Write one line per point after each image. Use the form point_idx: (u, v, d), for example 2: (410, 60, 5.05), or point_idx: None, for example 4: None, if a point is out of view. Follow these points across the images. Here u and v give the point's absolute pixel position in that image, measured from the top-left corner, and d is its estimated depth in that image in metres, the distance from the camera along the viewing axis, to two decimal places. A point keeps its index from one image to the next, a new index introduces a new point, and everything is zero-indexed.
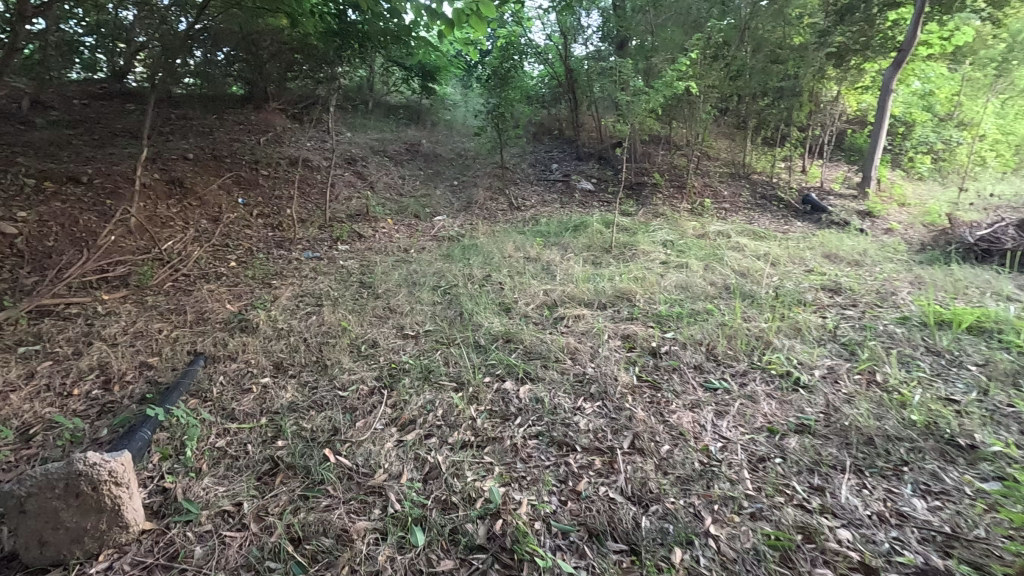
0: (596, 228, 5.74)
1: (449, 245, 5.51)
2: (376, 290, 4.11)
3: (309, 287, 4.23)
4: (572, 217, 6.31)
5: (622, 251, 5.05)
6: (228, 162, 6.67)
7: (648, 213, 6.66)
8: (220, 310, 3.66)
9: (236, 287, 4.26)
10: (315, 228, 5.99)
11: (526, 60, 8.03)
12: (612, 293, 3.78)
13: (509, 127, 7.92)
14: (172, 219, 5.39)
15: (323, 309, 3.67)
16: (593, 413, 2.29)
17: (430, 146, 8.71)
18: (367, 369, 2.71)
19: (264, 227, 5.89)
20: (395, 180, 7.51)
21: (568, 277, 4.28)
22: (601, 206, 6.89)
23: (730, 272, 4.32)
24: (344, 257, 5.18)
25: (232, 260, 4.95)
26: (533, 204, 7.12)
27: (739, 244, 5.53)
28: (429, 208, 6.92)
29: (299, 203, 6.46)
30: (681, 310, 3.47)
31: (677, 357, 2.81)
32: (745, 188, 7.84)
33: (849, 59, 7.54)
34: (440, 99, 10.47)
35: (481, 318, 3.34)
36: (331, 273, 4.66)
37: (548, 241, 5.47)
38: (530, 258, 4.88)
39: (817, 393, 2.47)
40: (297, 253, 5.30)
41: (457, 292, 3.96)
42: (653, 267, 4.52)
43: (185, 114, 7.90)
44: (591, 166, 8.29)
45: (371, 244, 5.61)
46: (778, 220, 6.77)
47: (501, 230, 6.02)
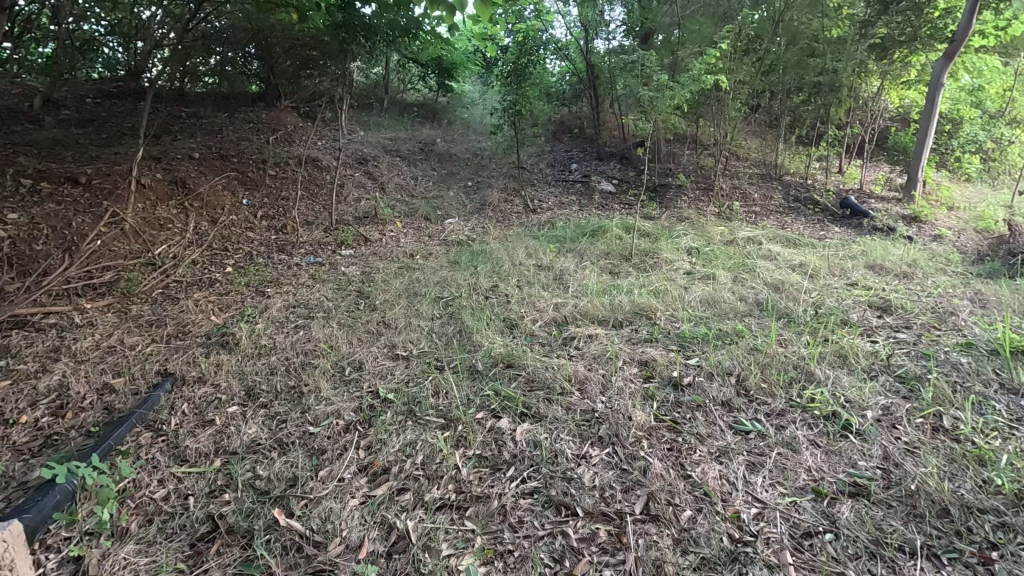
0: (615, 234, 5.36)
1: (458, 250, 5.20)
2: (373, 301, 3.81)
3: (303, 296, 3.95)
4: (591, 221, 5.94)
5: (643, 260, 4.67)
6: (234, 162, 6.47)
7: (672, 217, 6.24)
8: (203, 323, 3.39)
9: (226, 296, 4.00)
10: (320, 230, 5.74)
11: (545, 56, 7.69)
12: (629, 309, 3.41)
13: (526, 125, 7.57)
14: (171, 221, 5.18)
15: (312, 323, 3.38)
16: (600, 463, 1.93)
17: (445, 145, 8.42)
18: (346, 398, 2.40)
19: (267, 230, 5.66)
20: (407, 181, 7.23)
21: (582, 289, 3.91)
22: (622, 209, 6.49)
23: (763, 285, 3.91)
24: (347, 263, 4.90)
25: (229, 265, 4.72)
26: (550, 206, 6.75)
27: (771, 252, 5.09)
28: (441, 210, 6.62)
29: (305, 205, 6.22)
30: (706, 331, 3.08)
31: (701, 390, 2.43)
32: (777, 190, 7.34)
33: (892, 52, 6.90)
34: (457, 97, 10.19)
35: (481, 337, 3.00)
36: (330, 280, 4.37)
37: (563, 247, 5.11)
38: (542, 267, 4.53)
39: (872, 441, 2.07)
40: (298, 258, 5.04)
41: (459, 305, 3.64)
42: (676, 278, 4.12)
43: (197, 113, 7.75)
44: (612, 166, 7.88)
45: (377, 249, 5.32)
46: (814, 225, 6.28)
47: (514, 234, 5.68)
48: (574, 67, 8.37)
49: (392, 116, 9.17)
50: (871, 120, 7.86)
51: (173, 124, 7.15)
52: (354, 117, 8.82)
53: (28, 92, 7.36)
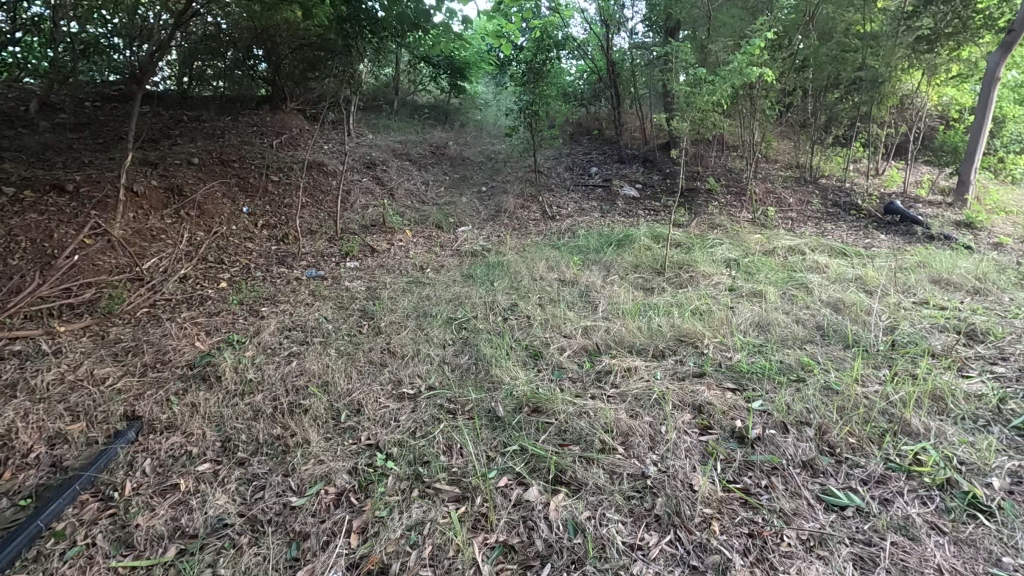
0: (644, 243, 4.90)
1: (473, 262, 4.78)
2: (379, 322, 3.39)
3: (300, 317, 3.55)
4: (615, 229, 5.49)
5: (677, 274, 4.20)
6: (235, 167, 6.12)
7: (703, 224, 5.77)
8: (186, 351, 2.99)
9: (216, 316, 3.61)
10: (324, 240, 5.35)
11: (562, 54, 7.26)
12: (670, 334, 2.96)
13: (543, 127, 7.14)
14: (164, 231, 4.82)
15: (307, 353, 2.97)
16: (662, 560, 1.50)
17: (457, 148, 8.00)
18: (339, 456, 1.98)
19: (267, 240, 5.29)
20: (418, 186, 6.83)
21: (614, 310, 3.47)
22: (648, 216, 6.04)
23: (820, 304, 3.43)
24: (351, 277, 4.50)
25: (222, 280, 4.33)
26: (570, 213, 6.30)
27: (819, 263, 4.60)
28: (454, 217, 6.21)
29: (309, 213, 5.85)
30: (765, 364, 2.62)
31: (774, 446, 1.98)
32: (814, 194, 6.84)
33: (940, 45, 6.16)
34: (470, 99, 9.78)
35: (501, 373, 2.57)
36: (333, 297, 3.97)
37: (587, 259, 4.66)
38: (566, 283, 4.09)
39: (1014, 524, 1.60)
40: (298, 271, 4.65)
41: (476, 330, 3.21)
42: (719, 298, 3.66)
43: (199, 116, 7.41)
44: (635, 168, 7.41)
45: (384, 261, 4.91)
46: (859, 233, 5.78)
47: (533, 244, 5.26)
48: (592, 65, 7.93)
49: (403, 118, 8.79)
50: (916, 118, 7.29)
51: (174, 129, 6.82)
52: (362, 119, 8.44)
53: (25, 97, 7.05)
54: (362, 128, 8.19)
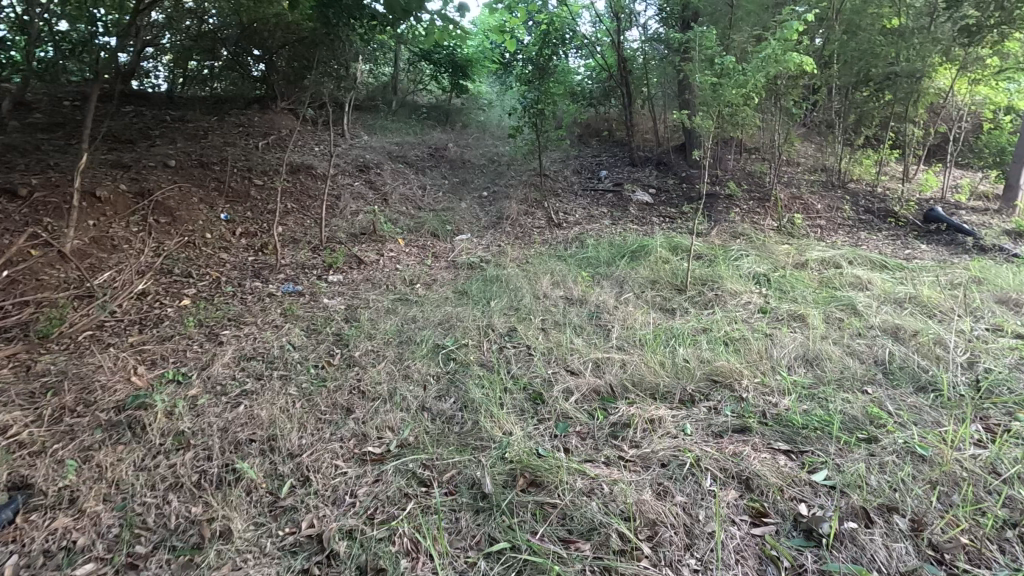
0: (660, 255, 4.37)
1: (469, 276, 4.27)
2: (352, 352, 2.88)
3: (264, 344, 3.05)
4: (628, 239, 4.97)
5: (701, 292, 3.66)
6: (216, 170, 5.66)
7: (724, 233, 5.23)
8: (118, 389, 2.49)
9: (168, 342, 3.10)
10: (306, 250, 4.87)
11: (569, 52, 6.76)
12: (701, 373, 2.42)
13: (549, 128, 6.63)
14: (128, 240, 4.35)
15: (261, 393, 2.47)
16: None
17: (458, 150, 7.50)
18: (271, 561, 1.50)
19: (244, 250, 4.81)
20: (414, 190, 6.34)
21: (629, 338, 2.94)
22: (663, 224, 5.52)
23: (876, 332, 2.89)
24: (330, 293, 3.99)
25: (186, 297, 3.84)
26: (578, 220, 5.78)
27: (860, 279, 4.05)
28: (452, 224, 5.71)
29: (294, 221, 5.36)
30: (822, 415, 2.09)
31: (854, 548, 1.48)
32: (845, 200, 6.27)
33: (983, 38, 5.69)
34: (473, 98, 9.30)
35: (492, 426, 2.06)
36: (305, 318, 3.46)
37: (598, 273, 4.14)
38: (573, 303, 3.56)
39: None
40: (273, 285, 4.15)
41: (466, 364, 2.70)
42: (752, 323, 3.13)
43: (183, 116, 6.95)
44: (648, 171, 6.88)
45: (371, 274, 4.41)
46: (899, 243, 5.22)
47: (536, 255, 4.74)
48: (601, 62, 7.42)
49: (401, 118, 8.32)
50: (957, 117, 6.70)
51: (154, 130, 6.37)
52: (357, 120, 7.97)
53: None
54: (357, 129, 7.71)
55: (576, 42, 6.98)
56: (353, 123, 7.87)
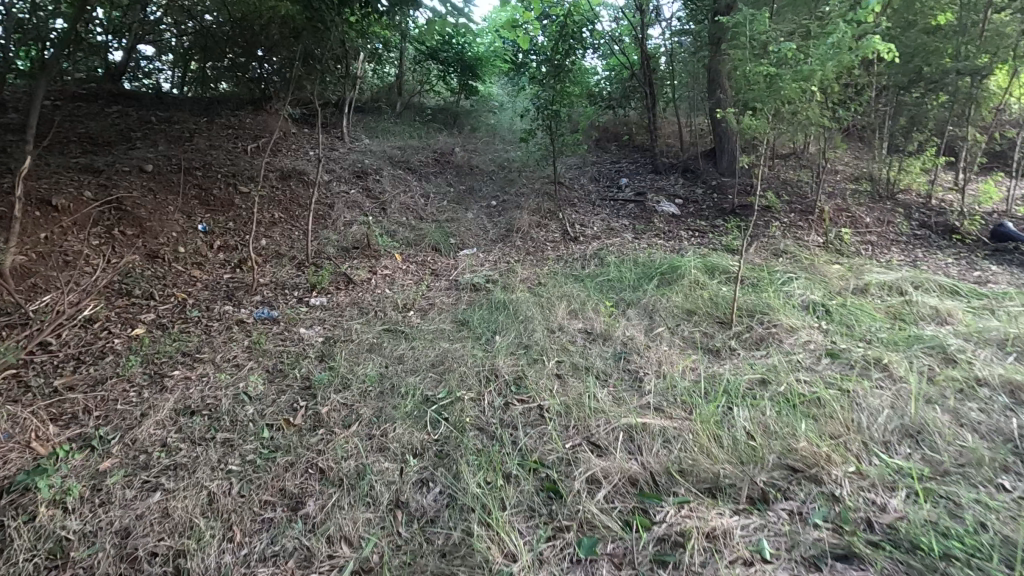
0: (696, 279, 3.74)
1: (471, 301, 3.68)
2: (318, 407, 2.31)
3: (213, 392, 2.48)
4: (654, 258, 4.36)
5: (749, 328, 3.03)
6: (197, 176, 5.13)
7: (764, 251, 4.59)
8: (9, 461, 1.93)
9: (99, 389, 2.53)
10: (289, 267, 4.30)
11: (587, 49, 6.18)
12: (771, 456, 1.82)
13: (564, 131, 6.04)
14: (85, 257, 3.81)
15: (192, 470, 1.91)
16: None
17: (466, 155, 6.93)
18: None
19: (220, 266, 4.26)
20: (416, 199, 5.77)
21: (668, 395, 2.33)
22: (692, 240, 4.91)
23: (993, 395, 2.23)
24: (309, 321, 3.42)
25: (140, 324, 3.27)
26: (597, 234, 5.17)
27: (939, 310, 3.39)
28: (456, 236, 5.13)
29: (280, 234, 4.81)
30: (962, 535, 1.46)
31: None
32: (897, 212, 5.59)
33: None
34: (483, 100, 8.73)
35: (487, 548, 1.53)
36: (271, 356, 2.88)
37: (622, 301, 3.52)
38: (594, 341, 2.95)
39: None
40: (245, 310, 3.58)
41: (460, 431, 2.11)
42: (820, 373, 2.50)
43: (171, 117, 6.46)
44: (673, 180, 6.24)
45: (360, 297, 3.83)
46: (968, 265, 4.53)
47: (550, 276, 4.14)
48: (621, 60, 6.83)
49: (406, 120, 7.77)
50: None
51: (137, 132, 5.87)
52: (359, 123, 7.44)
53: None
54: (357, 133, 7.18)
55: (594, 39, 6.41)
56: (354, 126, 7.35)
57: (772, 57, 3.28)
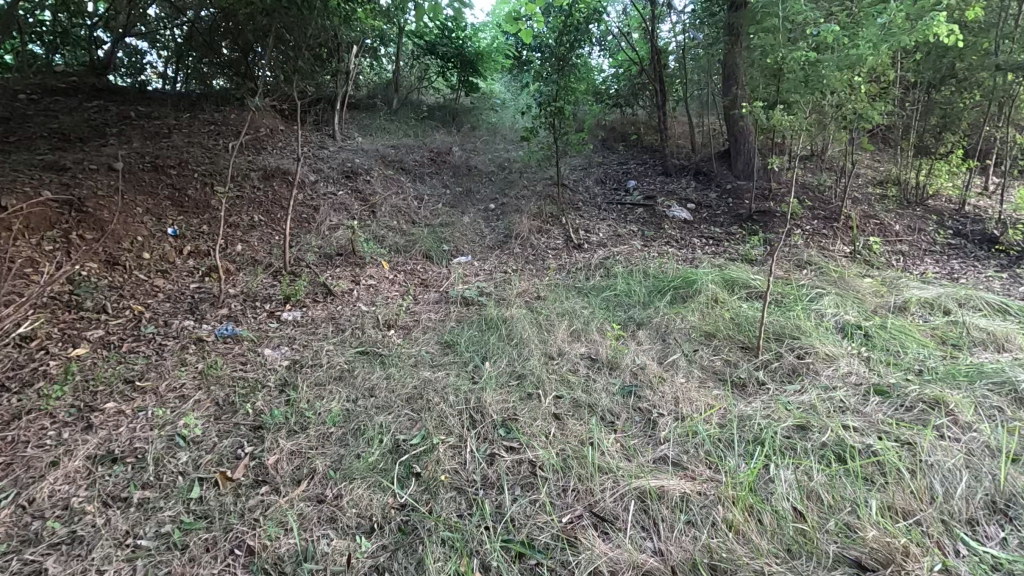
0: (713, 295, 3.33)
1: (461, 318, 3.27)
2: (265, 456, 1.92)
3: (144, 433, 2.08)
4: (666, 270, 3.95)
5: (778, 356, 2.62)
6: (172, 175, 4.76)
7: (786, 262, 4.17)
8: None
9: (13, 425, 2.14)
10: (264, 277, 3.91)
11: (594, 43, 5.78)
12: (832, 546, 1.46)
13: (569, 130, 5.64)
14: (33, 265, 3.42)
15: (91, 550, 1.54)
16: None
17: (463, 155, 6.53)
18: None
19: (188, 275, 3.87)
20: (408, 201, 5.38)
21: (689, 447, 1.93)
22: (706, 249, 4.50)
23: None
24: (276, 341, 3.03)
25: (83, 343, 2.87)
26: (603, 241, 4.76)
27: (996, 335, 2.95)
28: (450, 242, 4.73)
29: (259, 238, 4.42)
30: None
31: None
32: (929, 220, 5.15)
33: None
34: (484, 98, 8.34)
35: None
36: (224, 386, 2.49)
37: (631, 320, 3.11)
38: (599, 370, 2.55)
39: None
40: (207, 326, 3.19)
41: (431, 495, 1.73)
42: (871, 417, 2.09)
43: (151, 113, 6.09)
44: (684, 182, 5.82)
45: (338, 311, 3.44)
46: (1014, 279, 4.09)
47: (551, 289, 3.74)
48: (630, 55, 6.42)
49: (402, 118, 7.38)
50: None
51: (112, 127, 5.50)
52: (352, 121, 7.07)
53: None
54: (350, 131, 6.80)
55: (602, 33, 6.00)
56: (346, 124, 6.97)
57: (807, 43, 2.87)
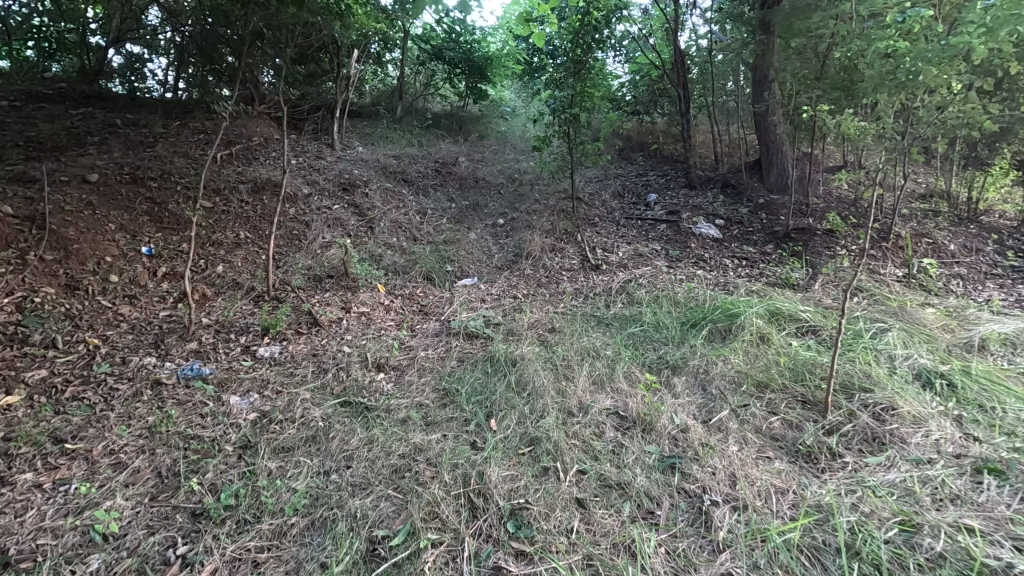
0: (759, 331, 2.84)
1: (463, 358, 2.81)
2: (200, 564, 1.52)
3: (54, 522, 1.65)
4: (697, 299, 3.47)
5: (851, 416, 2.13)
6: (152, 188, 4.36)
7: (833, 288, 3.69)
8: None
9: None
10: (244, 303, 3.48)
11: (612, 45, 5.33)
12: None
13: (586, 138, 5.18)
14: None
15: None
16: None
17: (470, 165, 6.09)
18: None
19: (159, 301, 3.44)
20: (410, 216, 4.95)
21: (762, 569, 1.47)
22: (740, 273, 4.03)
23: None
24: (246, 385, 2.59)
25: (17, 389, 2.43)
26: (623, 262, 4.29)
27: None
28: (454, 262, 4.28)
29: (243, 258, 4.01)
30: None
31: None
32: (986, 238, 4.62)
33: None
34: (493, 105, 7.92)
35: None
36: (171, 449, 2.04)
37: (663, 363, 2.64)
38: (629, 434, 2.07)
39: None
40: (170, 364, 2.75)
41: None
42: (994, 514, 1.60)
43: (139, 120, 5.72)
44: (711, 196, 5.34)
45: (324, 346, 2.99)
46: None
47: (566, 320, 3.27)
48: (651, 58, 5.95)
49: (406, 127, 6.98)
50: None
51: (94, 136, 5.13)
52: (354, 130, 6.68)
53: None
54: (350, 141, 6.40)
55: (621, 36, 5.56)
56: (347, 133, 6.57)
57: (892, 28, 2.33)
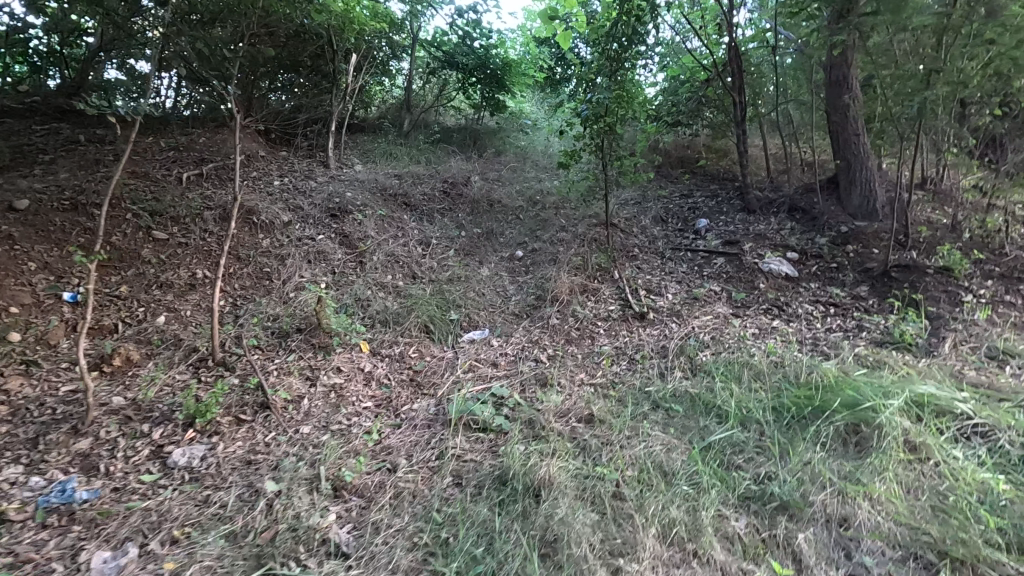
0: (907, 437, 1.89)
1: (461, 476, 1.90)
2: None
3: None
4: (791, 368, 2.51)
5: None
6: (96, 216, 3.57)
7: (972, 355, 2.69)
8: None
9: None
10: (177, 371, 2.61)
11: (652, 44, 4.42)
12: None
13: (624, 153, 4.27)
14: None
15: None
16: None
17: (484, 186, 5.23)
18: None
19: (67, 369, 2.60)
20: (409, 248, 4.08)
21: None
22: (833, 328, 3.05)
23: None
24: (128, 527, 1.70)
25: None
26: (674, 309, 3.36)
27: None
28: (460, 308, 3.38)
29: (195, 306, 3.17)
30: None
31: None
32: None
33: None
34: (513, 117, 7.10)
35: None
36: None
37: (770, 501, 1.70)
38: None
39: None
40: (36, 483, 1.88)
41: None
42: None
43: (106, 137, 4.98)
44: (775, 222, 4.39)
45: (265, 448, 2.10)
46: None
47: (611, 403, 2.34)
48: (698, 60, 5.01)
49: (413, 142, 6.18)
50: None
51: (47, 155, 4.38)
52: (355, 145, 5.89)
53: None
54: (349, 157, 5.61)
55: (663, 33, 4.65)
56: (346, 148, 5.78)
57: None
